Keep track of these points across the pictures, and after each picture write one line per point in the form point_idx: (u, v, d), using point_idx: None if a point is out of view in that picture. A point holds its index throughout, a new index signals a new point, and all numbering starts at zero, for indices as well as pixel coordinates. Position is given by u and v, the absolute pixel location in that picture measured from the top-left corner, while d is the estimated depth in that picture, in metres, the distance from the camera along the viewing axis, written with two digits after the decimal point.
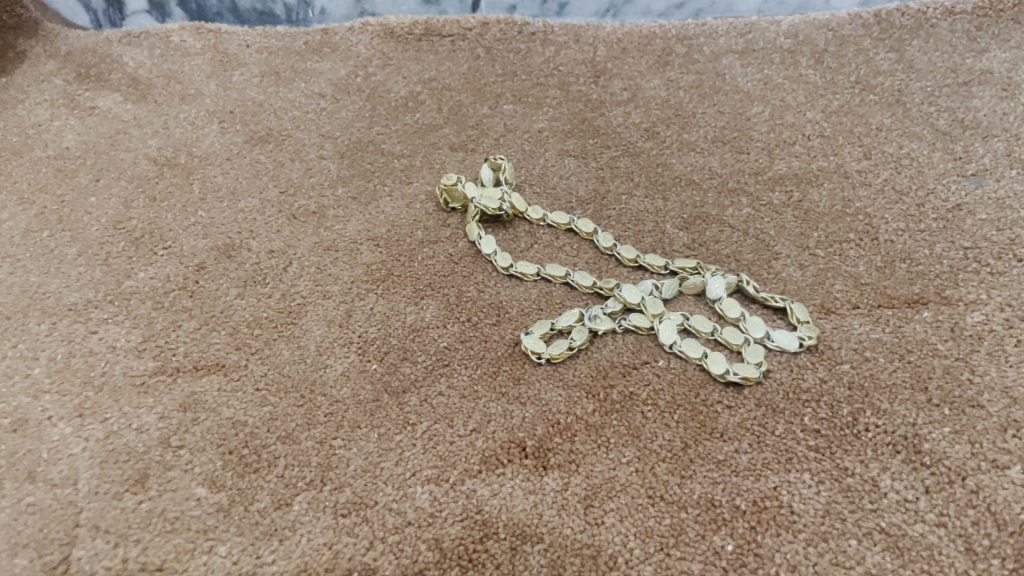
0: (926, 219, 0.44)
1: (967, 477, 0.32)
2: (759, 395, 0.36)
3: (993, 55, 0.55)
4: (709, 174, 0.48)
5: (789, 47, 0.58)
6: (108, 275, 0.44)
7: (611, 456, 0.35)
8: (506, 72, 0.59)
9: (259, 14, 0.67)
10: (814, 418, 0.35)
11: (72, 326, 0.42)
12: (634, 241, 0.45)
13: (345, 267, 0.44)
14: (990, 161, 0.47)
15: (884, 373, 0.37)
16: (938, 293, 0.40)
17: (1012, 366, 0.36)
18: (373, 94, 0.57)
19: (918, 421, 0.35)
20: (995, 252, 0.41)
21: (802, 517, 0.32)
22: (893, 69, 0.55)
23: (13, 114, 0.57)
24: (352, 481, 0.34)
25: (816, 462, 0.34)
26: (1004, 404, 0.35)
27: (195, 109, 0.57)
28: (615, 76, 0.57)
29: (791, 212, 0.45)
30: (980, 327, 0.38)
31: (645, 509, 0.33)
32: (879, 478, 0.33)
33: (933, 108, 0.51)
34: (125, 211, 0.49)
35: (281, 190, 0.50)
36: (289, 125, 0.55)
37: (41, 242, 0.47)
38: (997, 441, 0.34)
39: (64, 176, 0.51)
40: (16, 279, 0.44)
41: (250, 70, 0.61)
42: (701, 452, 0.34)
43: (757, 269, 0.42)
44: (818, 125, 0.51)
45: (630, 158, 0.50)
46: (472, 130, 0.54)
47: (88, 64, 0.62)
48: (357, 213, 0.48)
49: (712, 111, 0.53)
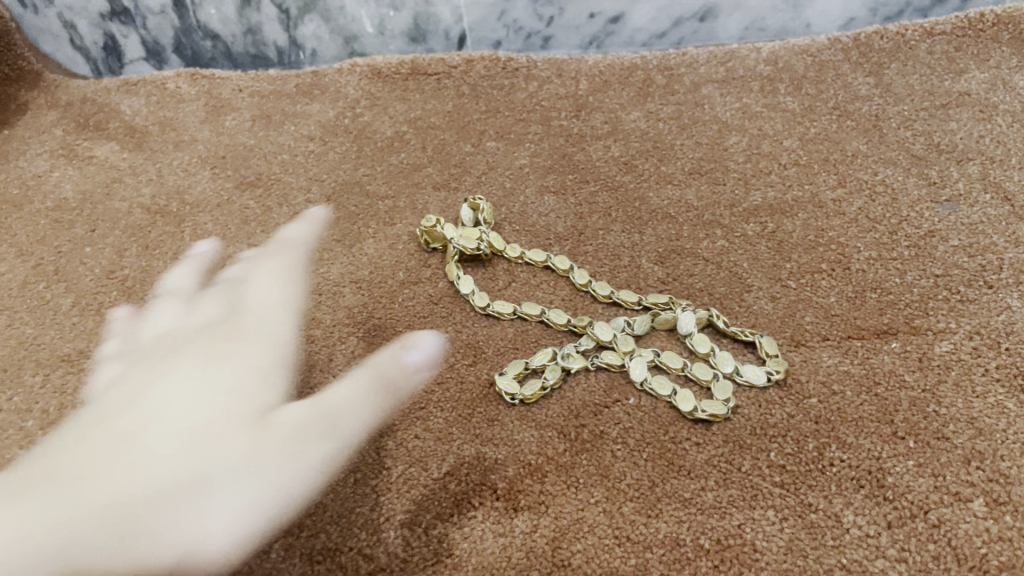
0: (898, 247, 0.44)
1: (928, 511, 0.33)
2: (727, 431, 0.37)
3: (971, 76, 0.55)
4: (686, 207, 0.49)
5: (769, 74, 0.58)
6: (101, 325, 0.46)
7: (580, 496, 0.35)
8: (491, 109, 0.60)
9: (253, 58, 0.69)
10: (780, 454, 0.36)
11: (65, 377, 0.43)
12: (610, 277, 0.46)
13: (327, 310, 0.46)
14: (965, 185, 0.48)
15: (850, 407, 0.37)
16: (907, 323, 0.40)
17: (978, 396, 0.37)
18: (360, 136, 0.59)
19: (883, 454, 0.35)
20: (965, 279, 0.42)
21: (764, 555, 0.32)
22: (872, 94, 0.55)
23: (15, 167, 0.59)
24: (327, 527, 0.35)
25: (780, 498, 0.34)
26: (968, 436, 0.35)
27: (189, 156, 0.59)
28: (597, 110, 0.58)
29: (765, 243, 0.46)
30: (948, 356, 0.39)
31: (612, 549, 0.33)
32: (842, 514, 0.33)
33: (910, 132, 0.52)
34: (118, 261, 0.50)
35: (268, 235, 0.51)
36: (278, 169, 0.57)
37: (39, 294, 0.49)
38: (961, 474, 0.34)
39: (61, 227, 0.53)
40: (14, 332, 0.46)
41: (242, 114, 0.62)
42: (669, 490, 0.35)
43: (729, 302, 0.43)
44: (795, 154, 0.52)
45: (608, 193, 0.51)
46: (456, 169, 0.55)
47: (87, 113, 0.63)
48: (342, 255, 0.49)
49: (690, 142, 0.54)
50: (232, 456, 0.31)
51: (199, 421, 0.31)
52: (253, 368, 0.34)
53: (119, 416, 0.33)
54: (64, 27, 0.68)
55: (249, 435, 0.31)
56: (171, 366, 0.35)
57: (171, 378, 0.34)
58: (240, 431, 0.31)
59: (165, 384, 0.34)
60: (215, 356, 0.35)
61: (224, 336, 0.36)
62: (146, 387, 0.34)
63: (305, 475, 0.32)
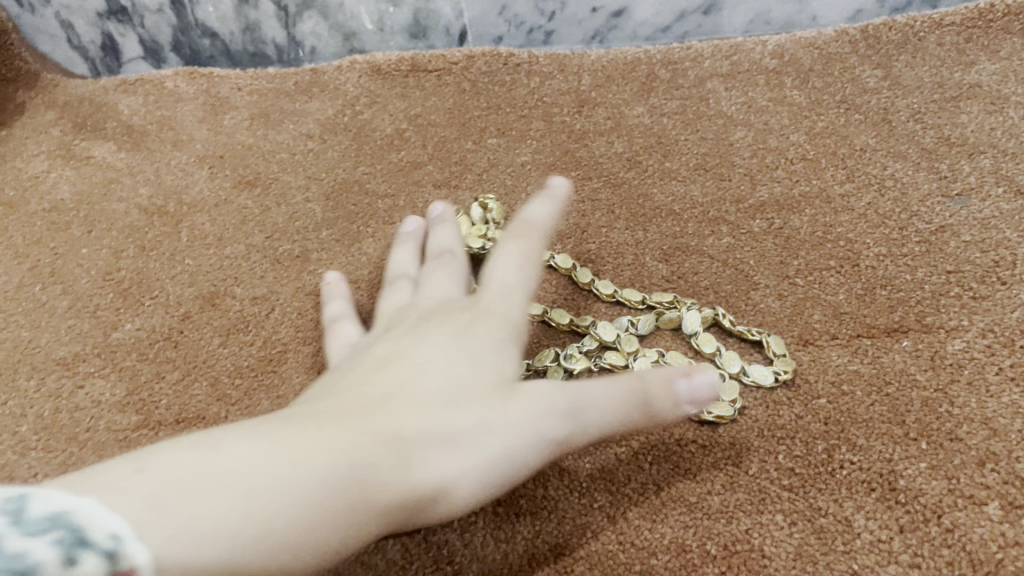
0: (908, 242, 0.43)
1: (942, 515, 0.32)
2: (735, 433, 0.36)
3: (982, 68, 0.54)
4: (691, 204, 0.48)
5: (774, 68, 0.57)
6: (96, 328, 0.45)
7: (583, 500, 0.34)
8: (491, 106, 0.59)
9: (251, 55, 0.68)
10: (789, 456, 0.35)
11: (60, 381, 0.43)
12: (613, 276, 0.45)
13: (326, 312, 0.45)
14: (976, 179, 0.46)
15: (860, 407, 0.36)
16: (918, 320, 0.39)
17: (993, 395, 0.36)
18: (360, 134, 0.58)
19: (894, 456, 0.34)
20: (978, 275, 0.41)
21: (773, 561, 0.32)
22: (880, 86, 0.54)
23: (12, 169, 0.58)
24: None
25: (789, 503, 0.33)
26: (983, 437, 0.34)
27: (187, 155, 0.58)
28: (600, 105, 0.57)
29: (772, 239, 0.45)
30: (960, 355, 0.38)
31: (616, 555, 0.33)
32: (853, 518, 0.32)
33: (920, 125, 0.51)
34: (115, 262, 0.50)
35: (266, 235, 0.51)
36: (276, 168, 0.56)
37: (34, 296, 0.48)
38: (975, 476, 0.33)
39: (58, 228, 0.53)
40: (9, 336, 0.46)
41: (240, 113, 0.61)
42: (674, 494, 0.34)
43: (735, 300, 0.42)
44: (801, 149, 0.51)
45: (611, 190, 0.50)
46: (456, 166, 0.54)
47: (84, 113, 0.63)
48: (341, 256, 0.49)
49: (695, 138, 0.53)
50: (489, 422, 0.31)
51: (436, 389, 0.32)
52: (478, 353, 0.34)
53: (355, 393, 0.32)
54: (61, 27, 0.67)
55: (498, 404, 0.32)
56: (410, 339, 0.35)
57: (410, 359, 0.34)
58: (476, 398, 0.32)
59: (409, 368, 0.33)
60: (457, 338, 0.34)
61: (451, 337, 0.34)
62: (389, 363, 0.34)
63: (475, 482, 0.31)
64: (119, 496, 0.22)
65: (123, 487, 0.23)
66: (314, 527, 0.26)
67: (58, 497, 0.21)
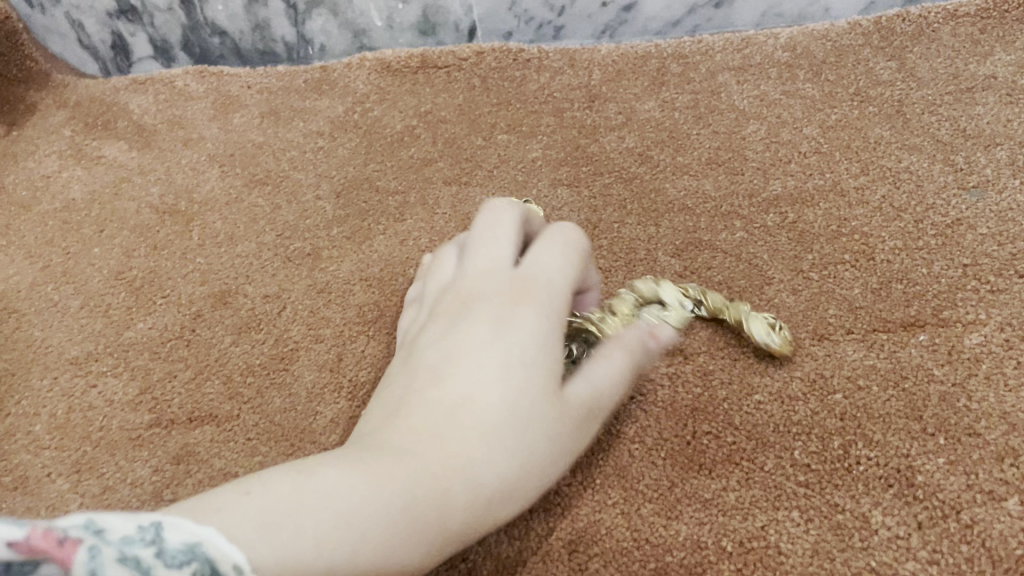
0: (924, 235, 0.43)
1: (961, 511, 0.32)
2: (749, 428, 0.36)
3: (997, 59, 0.54)
4: (703, 198, 0.48)
5: (786, 61, 0.57)
6: (108, 327, 0.46)
7: (597, 498, 0.34)
8: (502, 102, 0.59)
9: (261, 53, 0.68)
10: (804, 452, 0.34)
11: (73, 380, 0.43)
12: (626, 272, 0.44)
13: (337, 309, 0.45)
14: (992, 171, 0.46)
15: (877, 402, 0.36)
16: (935, 314, 0.39)
17: (1011, 390, 0.35)
18: (370, 131, 0.58)
19: (911, 452, 0.34)
20: (995, 268, 0.41)
21: (789, 558, 0.31)
22: (894, 79, 0.54)
23: (24, 169, 0.59)
24: None
25: (806, 499, 0.33)
26: (1002, 432, 0.34)
27: (197, 154, 0.58)
28: (610, 100, 0.57)
29: (786, 234, 0.45)
30: (978, 349, 0.37)
31: (630, 552, 0.32)
32: (870, 515, 0.32)
33: (935, 117, 0.50)
34: (127, 261, 0.50)
35: (277, 233, 0.51)
36: (287, 165, 0.56)
37: (47, 295, 0.48)
38: (994, 471, 0.33)
39: (70, 228, 0.53)
40: (22, 335, 0.46)
41: (251, 111, 0.61)
42: (689, 491, 0.34)
43: (749, 295, 0.42)
44: (814, 142, 0.50)
45: (622, 185, 0.50)
46: (466, 163, 0.54)
47: (95, 113, 0.63)
48: (352, 253, 0.49)
49: (707, 132, 0.53)
50: (553, 434, 0.30)
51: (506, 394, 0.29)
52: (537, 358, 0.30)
53: (410, 409, 0.29)
54: (72, 27, 0.68)
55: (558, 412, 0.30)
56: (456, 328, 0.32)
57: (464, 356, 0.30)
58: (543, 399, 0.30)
59: (463, 377, 0.30)
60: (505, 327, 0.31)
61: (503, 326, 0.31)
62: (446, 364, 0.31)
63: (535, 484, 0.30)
64: (231, 519, 0.22)
65: (228, 514, 0.22)
66: (396, 565, 0.25)
67: (183, 524, 0.21)
